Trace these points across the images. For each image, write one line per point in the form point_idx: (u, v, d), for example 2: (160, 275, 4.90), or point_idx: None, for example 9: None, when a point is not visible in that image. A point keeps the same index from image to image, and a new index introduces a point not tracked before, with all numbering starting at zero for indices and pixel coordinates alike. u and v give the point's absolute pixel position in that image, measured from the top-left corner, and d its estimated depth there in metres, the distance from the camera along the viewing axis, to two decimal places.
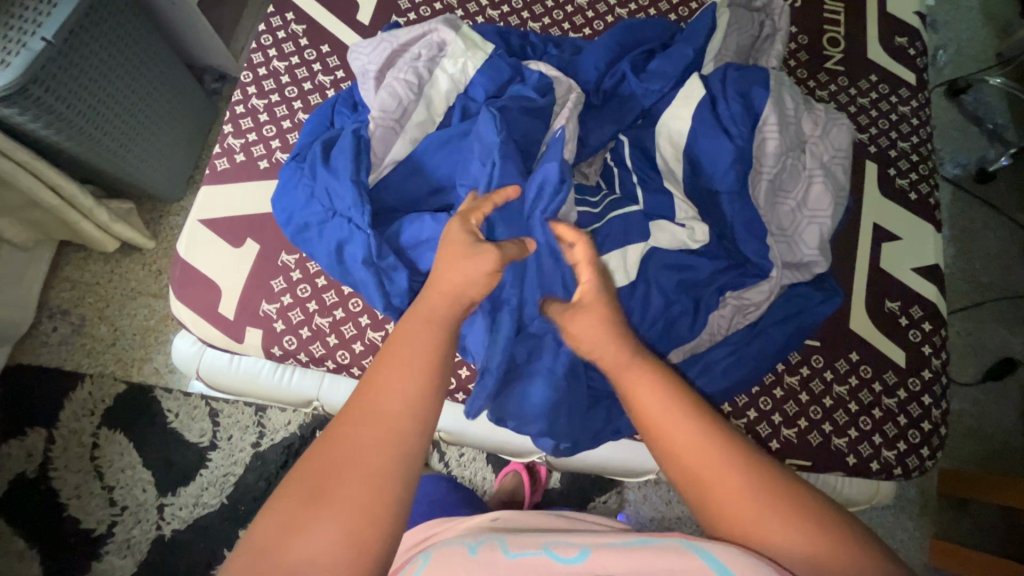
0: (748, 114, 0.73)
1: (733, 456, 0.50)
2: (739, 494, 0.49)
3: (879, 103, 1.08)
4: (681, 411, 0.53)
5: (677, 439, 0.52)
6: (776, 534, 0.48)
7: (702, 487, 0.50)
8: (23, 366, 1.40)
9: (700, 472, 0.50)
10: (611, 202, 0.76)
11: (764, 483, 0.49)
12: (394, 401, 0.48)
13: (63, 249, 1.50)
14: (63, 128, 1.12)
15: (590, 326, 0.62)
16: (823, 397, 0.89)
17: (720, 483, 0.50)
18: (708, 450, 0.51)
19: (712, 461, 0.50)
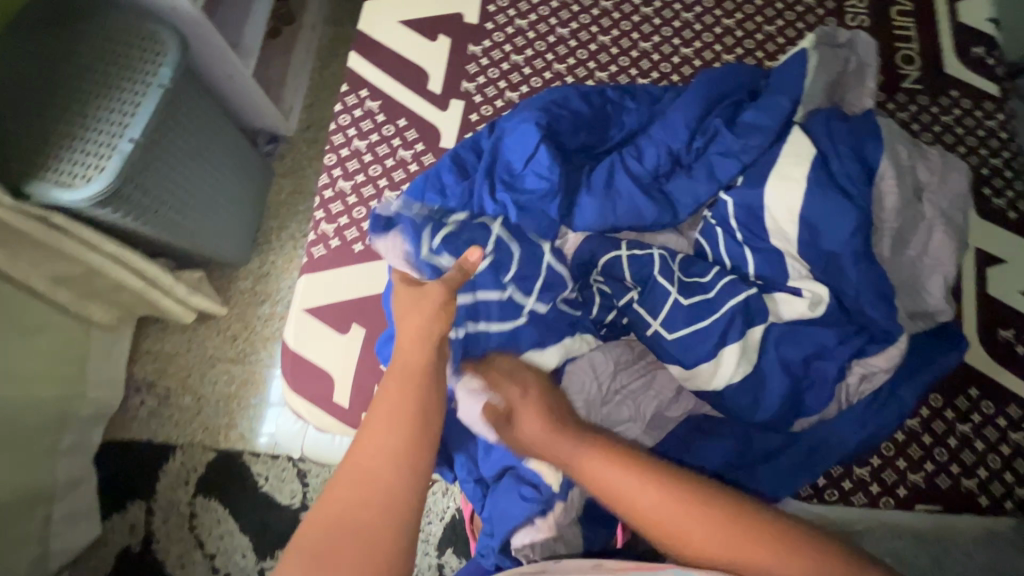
0: (865, 172, 0.73)
1: (705, 506, 0.59)
2: (723, 542, 0.57)
3: (963, 119, 1.05)
4: (637, 472, 0.62)
5: (642, 499, 0.60)
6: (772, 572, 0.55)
7: (685, 540, 0.58)
8: (117, 441, 1.45)
9: (672, 526, 0.59)
10: (724, 283, 0.75)
11: (734, 520, 0.58)
12: (385, 446, 0.60)
13: (143, 323, 1.54)
14: (148, 218, 1.15)
15: (530, 415, 0.69)
16: (948, 437, 0.87)
17: (699, 536, 0.58)
18: (672, 503, 0.59)
19: (678, 514, 0.59)
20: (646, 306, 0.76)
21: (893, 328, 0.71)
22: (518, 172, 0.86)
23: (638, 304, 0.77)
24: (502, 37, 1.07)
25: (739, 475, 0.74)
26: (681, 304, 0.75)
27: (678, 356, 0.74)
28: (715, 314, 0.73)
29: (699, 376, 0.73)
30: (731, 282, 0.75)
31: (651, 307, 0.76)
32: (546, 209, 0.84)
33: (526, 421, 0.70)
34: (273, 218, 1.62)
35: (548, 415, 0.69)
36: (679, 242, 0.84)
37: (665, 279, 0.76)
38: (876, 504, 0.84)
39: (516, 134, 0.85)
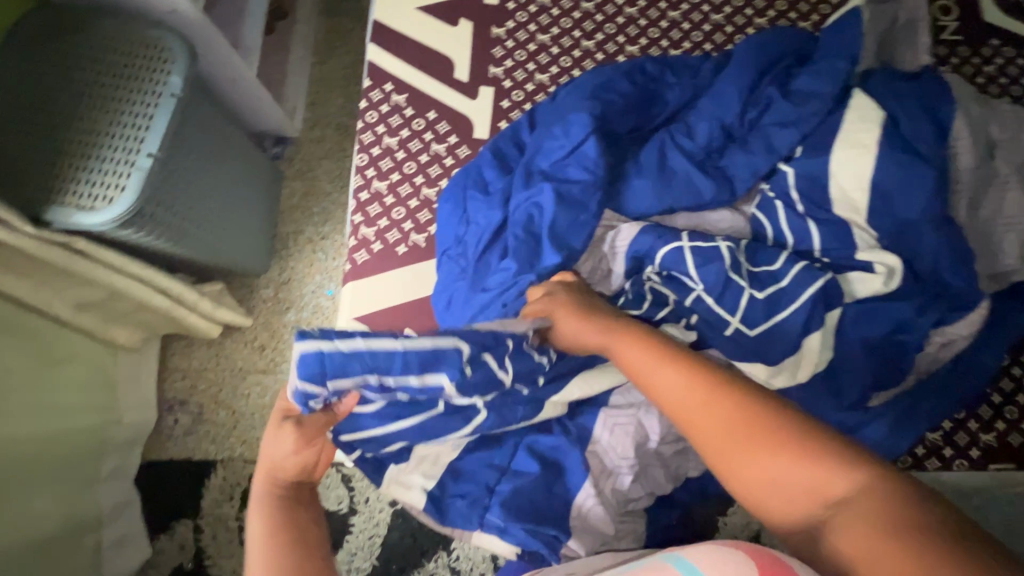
0: (938, 134, 0.70)
1: (726, 397, 0.58)
2: (729, 442, 0.56)
3: (1006, 68, 1.02)
4: (663, 362, 0.63)
5: (660, 389, 0.61)
6: (775, 478, 0.53)
7: (695, 428, 0.58)
8: (154, 462, 1.43)
9: (686, 409, 0.59)
10: (801, 267, 0.71)
11: (750, 420, 0.56)
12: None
13: (167, 341, 1.51)
14: (170, 235, 1.11)
15: (568, 312, 0.71)
16: (1016, 395, 0.86)
17: (713, 422, 0.57)
18: (690, 387, 0.60)
19: (693, 397, 0.59)
20: (720, 303, 0.72)
21: (974, 294, 0.70)
22: (559, 163, 0.81)
23: (712, 302, 0.72)
24: (526, 17, 1.02)
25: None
26: (757, 299, 0.71)
27: (761, 353, 0.71)
28: (794, 303, 0.71)
29: (784, 370, 0.71)
30: (806, 269, 0.71)
31: (725, 304, 0.72)
32: (586, 203, 0.79)
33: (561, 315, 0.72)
34: (288, 223, 1.58)
35: (586, 309, 0.71)
36: (734, 222, 0.79)
37: (736, 274, 0.72)
38: (949, 468, 0.84)
39: (560, 125, 0.82)
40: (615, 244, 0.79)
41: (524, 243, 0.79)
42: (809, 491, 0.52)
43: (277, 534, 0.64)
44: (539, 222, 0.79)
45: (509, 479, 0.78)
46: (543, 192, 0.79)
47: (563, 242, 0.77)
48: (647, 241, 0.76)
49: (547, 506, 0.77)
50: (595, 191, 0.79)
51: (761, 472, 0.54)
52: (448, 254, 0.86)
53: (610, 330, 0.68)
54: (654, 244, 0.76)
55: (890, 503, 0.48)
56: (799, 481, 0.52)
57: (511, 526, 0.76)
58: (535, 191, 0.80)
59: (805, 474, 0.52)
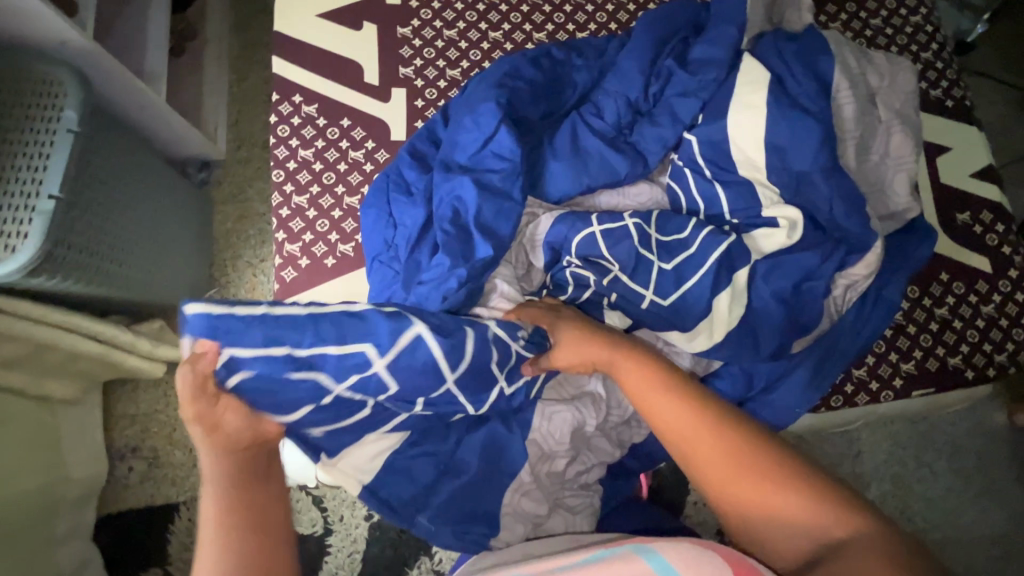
0: (823, 87, 0.74)
1: (726, 434, 0.62)
2: (740, 473, 0.60)
3: (891, 19, 1.07)
4: (666, 391, 0.65)
5: (675, 422, 0.64)
6: (778, 510, 0.59)
7: (695, 458, 0.62)
8: (112, 515, 1.37)
9: (686, 441, 0.63)
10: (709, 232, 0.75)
11: (758, 457, 0.60)
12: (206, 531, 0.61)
13: (110, 387, 1.45)
14: (89, 278, 1.05)
15: (565, 334, 0.72)
16: (929, 323, 0.92)
17: (713, 454, 0.61)
18: (695, 422, 0.63)
19: (695, 432, 0.63)
20: (634, 279, 0.76)
21: (869, 236, 0.73)
22: (476, 156, 0.81)
23: (627, 280, 0.76)
24: (430, 14, 1.02)
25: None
26: (665, 269, 0.75)
27: (676, 321, 0.75)
28: (701, 270, 0.74)
29: (700, 333, 0.74)
30: (711, 234, 0.75)
31: (638, 280, 0.76)
32: (508, 190, 0.79)
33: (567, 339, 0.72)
34: (224, 249, 1.53)
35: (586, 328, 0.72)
36: (651, 192, 0.83)
37: (646, 251, 0.76)
38: (877, 400, 0.89)
39: (471, 117, 0.82)
40: (535, 235, 0.80)
41: (455, 238, 0.77)
42: (791, 524, 0.59)
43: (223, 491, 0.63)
44: (465, 214, 0.78)
45: (447, 480, 0.78)
46: (463, 185, 0.78)
47: (490, 231, 0.77)
48: (560, 229, 0.78)
49: (480, 505, 0.79)
50: (516, 177, 0.79)
51: (762, 503, 0.60)
52: (379, 260, 0.84)
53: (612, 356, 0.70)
54: (568, 233, 0.78)
55: (873, 540, 0.56)
56: (793, 512, 0.59)
57: (441, 530, 0.78)
58: (456, 184, 0.79)
59: (804, 509, 0.58)
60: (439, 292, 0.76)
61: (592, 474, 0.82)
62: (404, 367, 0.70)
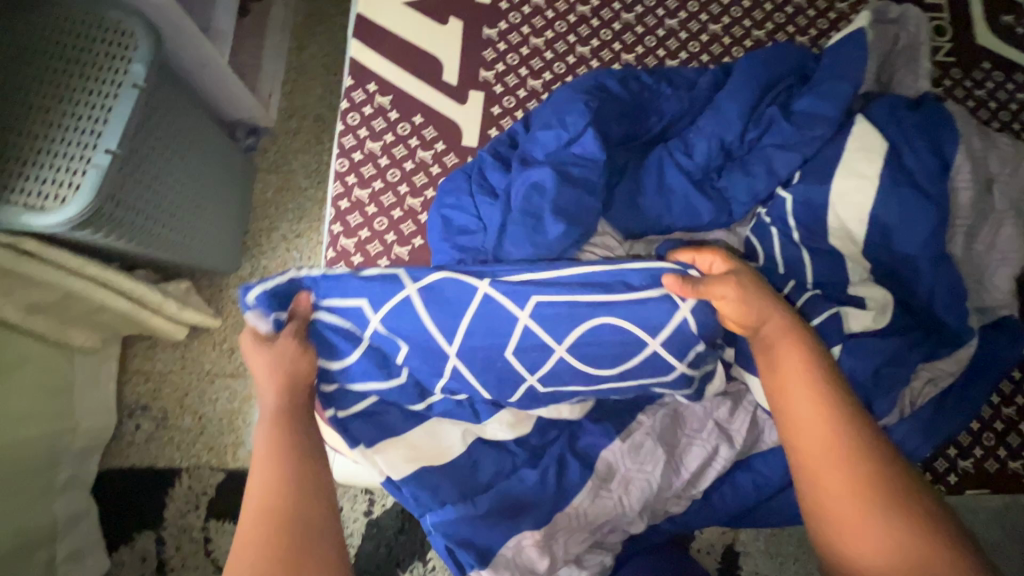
0: (940, 167, 0.70)
1: (860, 454, 0.58)
2: (853, 491, 0.57)
3: (996, 93, 1.01)
4: (817, 397, 0.61)
5: (807, 421, 0.60)
6: (885, 532, 0.55)
7: (815, 466, 0.59)
8: (112, 471, 1.35)
9: (816, 448, 0.59)
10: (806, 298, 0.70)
11: (883, 484, 0.57)
12: (264, 446, 0.63)
13: (129, 342, 1.43)
14: (130, 235, 1.03)
15: (730, 297, 0.66)
16: (994, 422, 0.87)
17: (837, 471, 0.58)
18: (832, 432, 0.59)
19: (827, 445, 0.59)
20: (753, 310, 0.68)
21: (964, 332, 0.69)
22: (556, 153, 0.78)
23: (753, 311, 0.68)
24: (520, 18, 0.97)
25: None
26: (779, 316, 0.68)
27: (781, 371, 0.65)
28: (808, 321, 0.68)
29: None
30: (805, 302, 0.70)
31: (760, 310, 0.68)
32: (590, 189, 0.76)
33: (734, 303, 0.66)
34: (261, 218, 1.50)
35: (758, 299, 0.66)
36: (730, 241, 0.78)
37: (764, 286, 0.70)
38: None
39: (557, 115, 0.79)
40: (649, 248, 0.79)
41: (522, 224, 0.74)
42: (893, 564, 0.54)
43: (284, 425, 0.65)
44: (539, 200, 0.75)
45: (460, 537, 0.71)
46: (541, 172, 0.75)
47: (564, 216, 0.74)
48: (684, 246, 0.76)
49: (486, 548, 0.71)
50: (597, 177, 0.76)
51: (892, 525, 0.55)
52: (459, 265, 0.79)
53: (774, 337, 0.66)
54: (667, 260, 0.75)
55: None
56: (907, 550, 0.54)
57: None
58: (531, 172, 0.76)
59: (907, 545, 0.54)
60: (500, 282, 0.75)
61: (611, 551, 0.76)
62: (418, 321, 0.70)
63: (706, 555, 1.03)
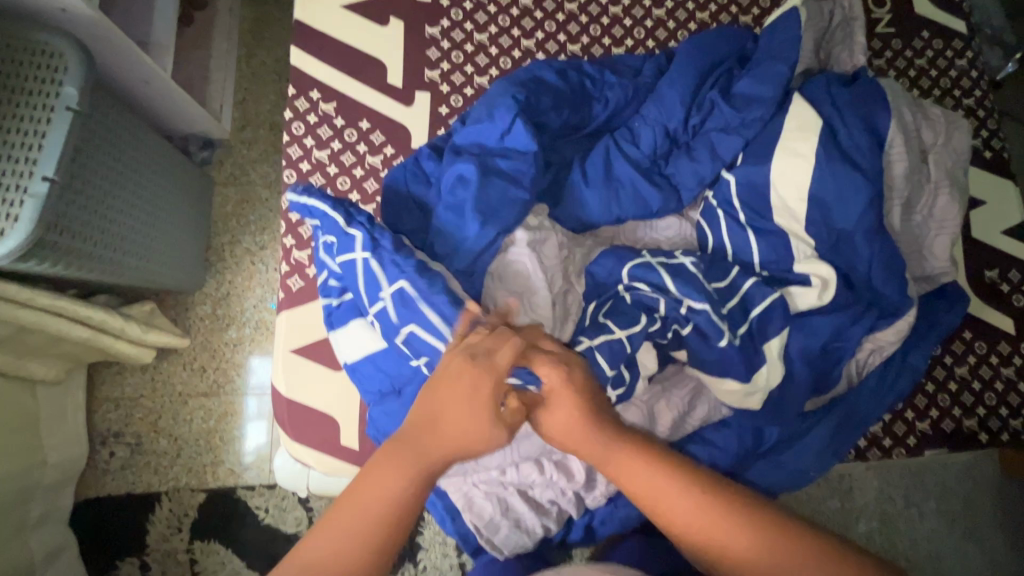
0: (875, 141, 0.71)
1: (740, 518, 0.53)
2: (768, 561, 0.51)
3: (936, 61, 1.03)
4: (674, 477, 0.56)
5: (682, 506, 0.55)
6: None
7: (716, 551, 0.53)
8: (89, 500, 1.33)
9: (703, 538, 0.54)
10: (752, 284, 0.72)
11: (781, 536, 0.52)
12: (426, 406, 0.58)
13: (95, 369, 1.40)
14: (81, 263, 1.00)
15: (565, 410, 0.61)
16: (948, 383, 0.90)
17: (734, 545, 0.52)
18: (709, 513, 0.54)
19: (712, 525, 0.53)
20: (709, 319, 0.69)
21: (902, 302, 0.71)
22: (489, 149, 0.79)
23: (711, 313, 0.68)
24: (461, 15, 0.96)
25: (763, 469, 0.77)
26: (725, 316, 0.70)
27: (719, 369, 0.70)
28: (765, 301, 0.71)
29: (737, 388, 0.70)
30: (755, 284, 0.72)
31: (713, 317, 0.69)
32: (522, 179, 0.76)
33: (563, 405, 0.62)
34: (222, 233, 1.47)
35: (584, 404, 0.62)
36: (681, 227, 0.81)
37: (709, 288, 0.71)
38: (889, 456, 0.88)
39: (486, 109, 0.81)
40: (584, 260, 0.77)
41: (449, 221, 0.74)
42: None
43: (463, 406, 0.58)
44: (468, 190, 0.74)
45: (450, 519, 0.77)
46: (467, 164, 0.75)
47: (495, 213, 0.73)
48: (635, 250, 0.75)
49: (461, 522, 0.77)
50: (529, 168, 0.77)
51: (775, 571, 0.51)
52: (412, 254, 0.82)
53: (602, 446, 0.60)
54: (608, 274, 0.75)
55: None
56: None
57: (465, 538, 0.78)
58: (459, 165, 0.76)
59: None
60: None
61: (556, 513, 0.75)
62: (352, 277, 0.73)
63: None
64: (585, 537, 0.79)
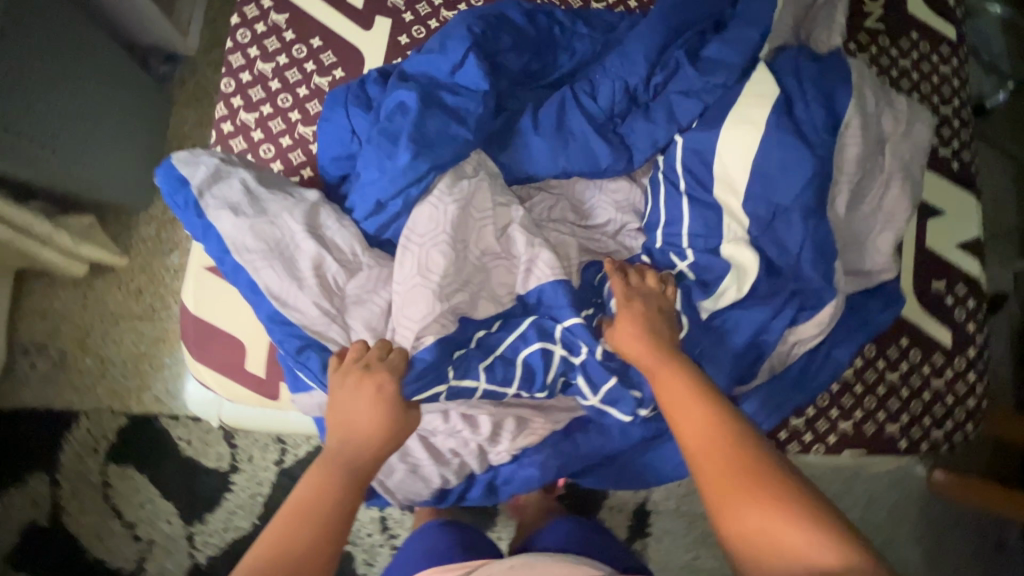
0: (830, 119, 0.68)
1: (735, 448, 0.54)
2: (745, 487, 0.51)
3: (920, 64, 1.00)
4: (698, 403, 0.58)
5: (691, 426, 0.57)
6: (738, 504, 0.51)
7: (703, 469, 0.54)
8: (3, 410, 1.28)
9: (700, 457, 0.55)
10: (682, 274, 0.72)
11: (761, 473, 0.52)
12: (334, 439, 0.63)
13: (24, 276, 1.34)
14: (1, 151, 0.95)
15: (629, 331, 0.66)
16: (877, 386, 0.90)
17: (720, 467, 0.54)
18: (712, 439, 0.56)
19: (712, 444, 0.55)
20: None
21: (828, 291, 0.69)
22: (438, 82, 0.74)
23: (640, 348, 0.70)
24: None
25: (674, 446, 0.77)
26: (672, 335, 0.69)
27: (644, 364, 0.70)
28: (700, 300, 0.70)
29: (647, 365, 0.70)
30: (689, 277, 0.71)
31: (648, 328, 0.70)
32: (464, 116, 0.71)
33: (625, 327, 0.66)
34: (175, 154, 1.40)
35: (650, 329, 0.65)
36: (630, 191, 0.78)
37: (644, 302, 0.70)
38: (808, 452, 0.88)
39: (440, 40, 0.76)
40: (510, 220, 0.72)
41: (377, 145, 0.69)
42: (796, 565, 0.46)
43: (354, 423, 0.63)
44: (403, 118, 0.70)
45: None
46: (407, 93, 0.71)
47: (426, 147, 0.68)
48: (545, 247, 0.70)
49: None
50: (476, 107, 0.72)
51: (770, 536, 0.49)
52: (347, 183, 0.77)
53: (653, 362, 0.63)
54: (557, 304, 0.70)
55: None
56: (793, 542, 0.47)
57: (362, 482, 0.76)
58: (400, 93, 0.71)
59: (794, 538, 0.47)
60: (366, 203, 0.71)
61: (457, 464, 0.73)
62: (214, 240, 0.71)
63: (617, 513, 1.02)
64: (486, 494, 0.77)
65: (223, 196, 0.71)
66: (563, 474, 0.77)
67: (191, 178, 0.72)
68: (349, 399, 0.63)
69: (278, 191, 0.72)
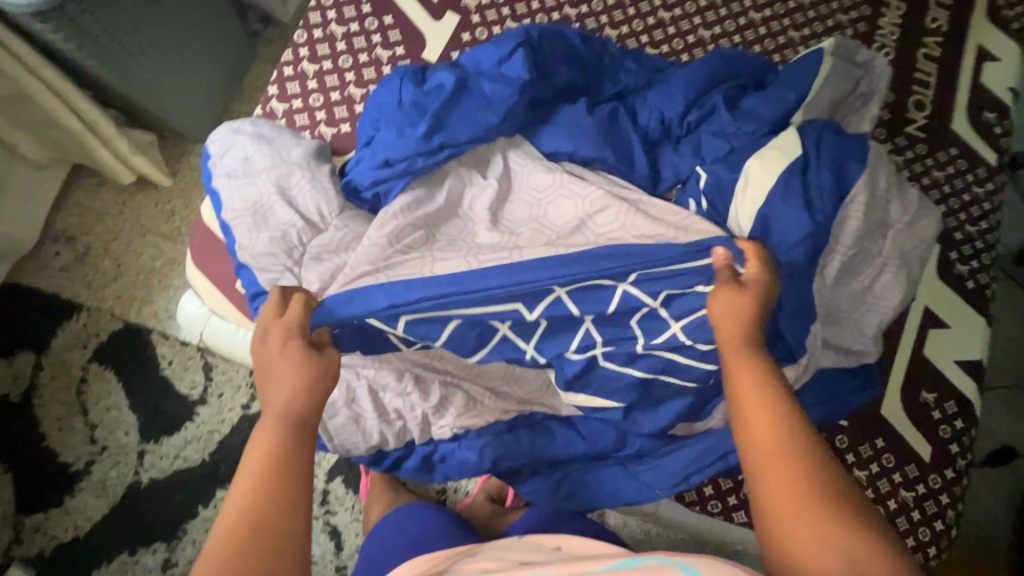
0: (836, 189, 0.70)
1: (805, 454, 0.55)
2: (797, 496, 0.53)
3: (954, 179, 1.01)
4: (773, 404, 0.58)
5: (762, 424, 0.57)
6: (794, 504, 0.53)
7: (768, 468, 0.55)
8: (18, 287, 1.35)
9: (765, 458, 0.56)
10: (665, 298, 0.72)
11: (817, 480, 0.53)
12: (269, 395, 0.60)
13: (78, 173, 1.44)
14: (88, 47, 1.05)
15: (736, 303, 0.62)
16: None
17: (787, 474, 0.54)
18: (780, 442, 0.56)
19: (781, 450, 0.55)
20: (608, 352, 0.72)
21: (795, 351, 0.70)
22: (485, 69, 0.78)
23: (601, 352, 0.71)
24: None
25: (615, 471, 0.77)
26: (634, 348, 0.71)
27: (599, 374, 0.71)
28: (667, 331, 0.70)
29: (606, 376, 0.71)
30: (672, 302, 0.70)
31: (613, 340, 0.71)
32: (495, 103, 0.75)
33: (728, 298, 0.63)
34: (244, 101, 1.51)
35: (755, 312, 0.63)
36: None
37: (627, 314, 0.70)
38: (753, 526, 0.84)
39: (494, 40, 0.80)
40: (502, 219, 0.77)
41: (405, 113, 0.74)
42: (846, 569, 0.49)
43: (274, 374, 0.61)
44: (437, 95, 0.75)
45: None
46: (447, 74, 0.76)
47: (445, 128, 0.74)
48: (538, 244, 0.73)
49: None
50: (508, 95, 0.75)
51: (823, 543, 0.50)
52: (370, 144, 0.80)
53: (736, 345, 0.62)
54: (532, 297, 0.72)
55: None
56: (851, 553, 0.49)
57: None
58: (442, 73, 0.76)
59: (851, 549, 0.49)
60: (375, 158, 0.75)
61: (399, 426, 0.75)
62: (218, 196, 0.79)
63: None
64: (420, 468, 0.78)
65: (231, 161, 0.79)
66: (499, 467, 0.77)
67: (212, 142, 0.81)
68: (265, 356, 0.62)
69: (268, 152, 0.77)
